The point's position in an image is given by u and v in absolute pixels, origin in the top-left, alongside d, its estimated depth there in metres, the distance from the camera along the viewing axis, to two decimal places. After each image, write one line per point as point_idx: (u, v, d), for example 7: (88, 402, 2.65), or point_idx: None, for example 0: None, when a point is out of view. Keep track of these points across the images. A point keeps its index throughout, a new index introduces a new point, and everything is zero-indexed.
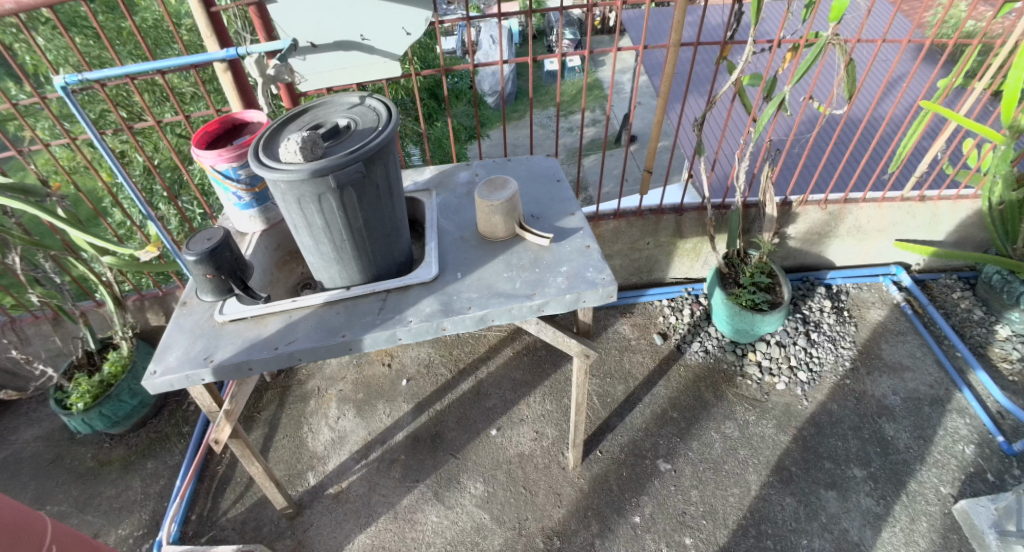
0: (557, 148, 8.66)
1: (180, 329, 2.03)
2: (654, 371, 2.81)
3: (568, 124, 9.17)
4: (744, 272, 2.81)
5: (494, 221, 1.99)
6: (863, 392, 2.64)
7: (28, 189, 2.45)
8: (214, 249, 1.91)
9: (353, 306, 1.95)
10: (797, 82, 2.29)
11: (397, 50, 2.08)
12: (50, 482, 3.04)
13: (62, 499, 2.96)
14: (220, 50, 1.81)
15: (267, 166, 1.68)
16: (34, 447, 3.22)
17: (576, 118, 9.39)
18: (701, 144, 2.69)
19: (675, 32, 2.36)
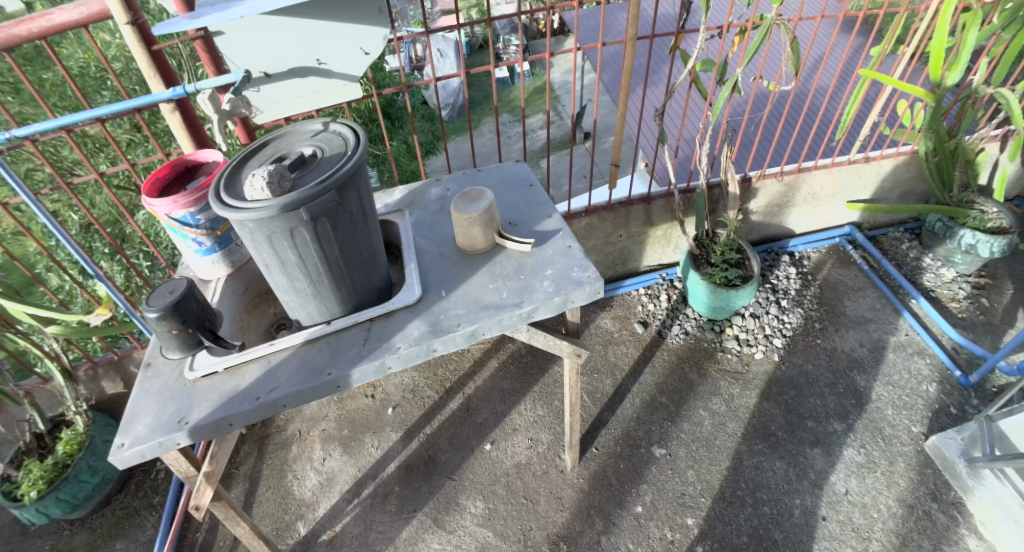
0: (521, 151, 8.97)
1: (146, 394, 1.88)
2: (638, 360, 2.87)
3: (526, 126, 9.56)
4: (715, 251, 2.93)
5: (473, 233, 2.06)
6: (833, 348, 2.80)
7: None
8: (177, 300, 1.83)
9: (336, 340, 1.89)
10: (747, 64, 2.58)
11: (356, 72, 2.27)
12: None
13: None
14: (165, 90, 1.98)
15: (233, 206, 1.67)
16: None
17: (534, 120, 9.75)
18: (664, 132, 2.80)
19: (632, 28, 2.48)
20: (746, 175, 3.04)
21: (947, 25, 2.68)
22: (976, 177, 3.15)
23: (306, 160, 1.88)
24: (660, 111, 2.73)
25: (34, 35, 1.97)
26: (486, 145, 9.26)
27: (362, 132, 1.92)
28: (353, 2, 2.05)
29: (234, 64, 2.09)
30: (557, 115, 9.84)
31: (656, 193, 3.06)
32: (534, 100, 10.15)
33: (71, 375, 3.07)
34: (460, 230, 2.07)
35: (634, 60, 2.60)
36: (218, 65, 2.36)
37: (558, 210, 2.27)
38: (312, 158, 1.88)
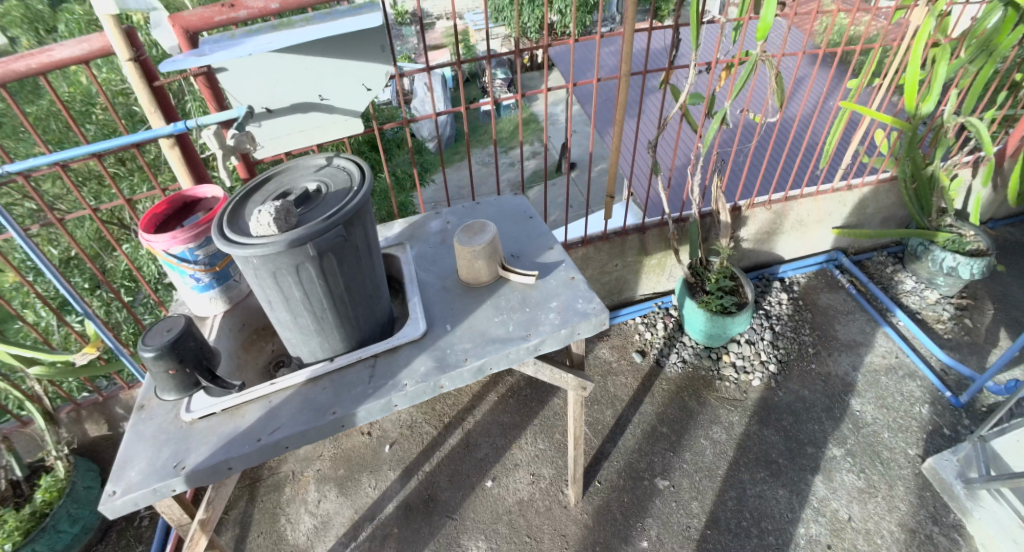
0: (500, 183, 9.35)
1: (140, 438, 1.82)
2: (638, 390, 2.88)
3: (508, 158, 9.92)
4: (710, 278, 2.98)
5: (477, 265, 2.08)
6: (828, 372, 2.83)
7: None
8: (175, 337, 1.82)
9: (340, 378, 1.86)
10: (735, 97, 2.65)
11: (358, 107, 2.31)
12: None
13: None
14: (166, 125, 2.04)
15: (238, 241, 1.65)
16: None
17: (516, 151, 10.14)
18: (658, 163, 2.87)
19: (625, 63, 2.57)
20: (737, 204, 3.11)
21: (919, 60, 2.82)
22: (952, 203, 3.23)
23: (311, 195, 1.88)
24: (653, 142, 2.80)
25: (32, 71, 1.95)
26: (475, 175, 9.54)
27: (367, 168, 1.93)
28: (358, 41, 2.10)
29: (236, 100, 2.12)
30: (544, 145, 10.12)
31: (651, 222, 3.11)
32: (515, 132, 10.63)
33: (52, 419, 2.96)
34: (463, 262, 2.09)
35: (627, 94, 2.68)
36: (219, 100, 2.35)
37: (559, 242, 2.30)
38: (316, 193, 1.88)
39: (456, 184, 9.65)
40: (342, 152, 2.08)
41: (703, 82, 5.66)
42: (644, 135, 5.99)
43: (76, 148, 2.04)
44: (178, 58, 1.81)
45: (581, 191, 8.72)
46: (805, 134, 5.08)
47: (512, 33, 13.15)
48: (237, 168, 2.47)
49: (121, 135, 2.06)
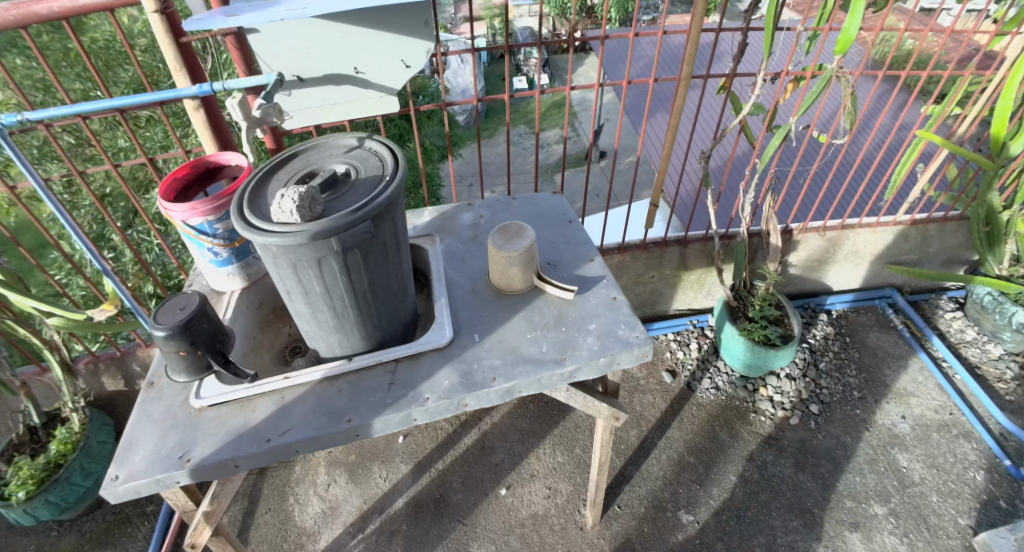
0: (534, 164, 9.28)
1: (147, 419, 1.75)
2: (666, 413, 2.73)
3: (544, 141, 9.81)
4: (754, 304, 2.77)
5: (510, 272, 1.93)
6: (873, 420, 2.61)
7: None
8: (188, 318, 1.74)
9: (357, 381, 1.75)
10: (802, 113, 2.35)
11: (395, 85, 2.12)
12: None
13: None
14: (191, 85, 1.85)
15: (257, 227, 1.52)
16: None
17: (551, 134, 10.00)
18: (709, 175, 2.62)
19: (686, 65, 2.32)
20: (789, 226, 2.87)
21: (1014, 91, 2.49)
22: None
23: (338, 179, 1.74)
24: (706, 153, 2.56)
25: (55, 15, 1.83)
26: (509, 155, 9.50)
27: (400, 155, 1.78)
28: (397, 12, 1.91)
29: (266, 64, 1.96)
30: (577, 130, 9.92)
31: (694, 236, 2.91)
32: (551, 114, 10.48)
33: (66, 373, 2.94)
34: (495, 267, 1.95)
35: (685, 99, 2.43)
36: (250, 64, 2.24)
37: (600, 254, 2.12)
38: (344, 177, 1.73)
39: (484, 161, 9.50)
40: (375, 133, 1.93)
41: (767, 94, 5.31)
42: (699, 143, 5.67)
43: (99, 101, 1.90)
44: (204, 16, 1.67)
45: (607, 182, 8.58)
46: (867, 158, 4.78)
47: (553, 11, 12.81)
48: (265, 138, 2.33)
49: (147, 91, 1.89)
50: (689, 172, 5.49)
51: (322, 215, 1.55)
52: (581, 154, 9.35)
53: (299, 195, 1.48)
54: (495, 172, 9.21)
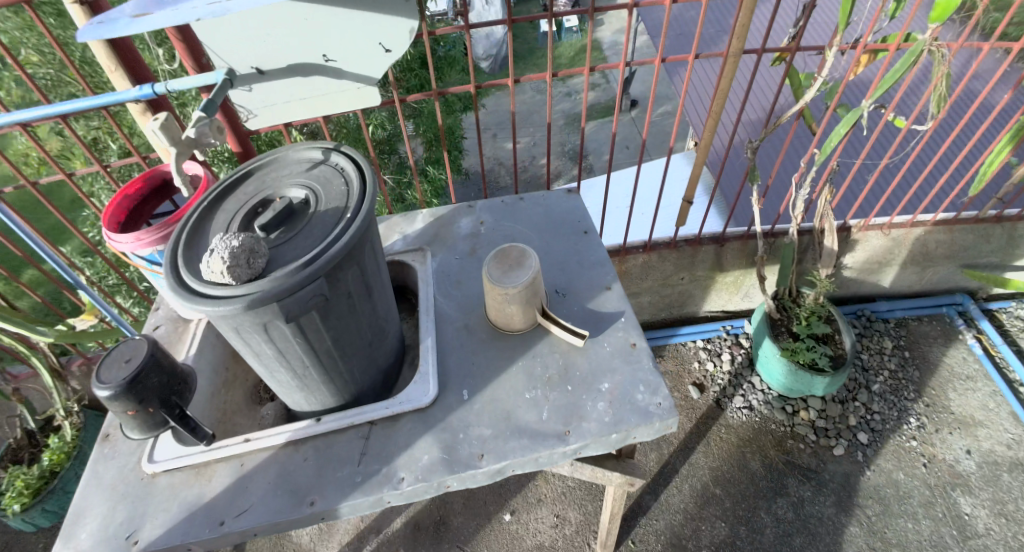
0: (556, 115, 8.73)
1: (98, 484, 1.56)
2: (691, 434, 2.45)
3: (566, 89, 9.18)
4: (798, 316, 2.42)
5: (508, 311, 1.60)
6: (932, 454, 2.28)
7: None
8: (133, 374, 1.49)
9: (325, 448, 1.50)
10: (879, 95, 1.91)
11: (375, 74, 1.71)
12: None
13: None
14: (131, 88, 1.49)
15: (186, 288, 1.22)
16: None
17: (575, 81, 9.34)
18: (756, 168, 2.19)
19: (736, 39, 1.84)
20: (846, 224, 2.47)
21: None
22: None
23: (295, 211, 1.42)
24: (754, 142, 2.11)
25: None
26: (530, 104, 8.95)
27: (368, 177, 1.42)
28: None
29: (215, 56, 1.59)
30: (604, 77, 9.22)
31: (732, 233, 2.52)
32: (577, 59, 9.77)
33: (59, 376, 2.84)
34: (491, 304, 1.62)
35: (732, 79, 1.97)
36: (197, 59, 1.72)
37: (618, 282, 1.76)
38: (301, 209, 1.40)
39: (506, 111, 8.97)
40: (343, 142, 1.56)
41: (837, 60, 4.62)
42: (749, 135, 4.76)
43: (37, 107, 1.58)
44: (105, 14, 1.22)
45: (635, 134, 7.99)
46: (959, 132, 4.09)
47: None
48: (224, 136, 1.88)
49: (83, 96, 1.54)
50: (733, 166, 4.61)
51: (264, 271, 1.23)
52: (608, 104, 8.71)
53: (229, 253, 1.16)
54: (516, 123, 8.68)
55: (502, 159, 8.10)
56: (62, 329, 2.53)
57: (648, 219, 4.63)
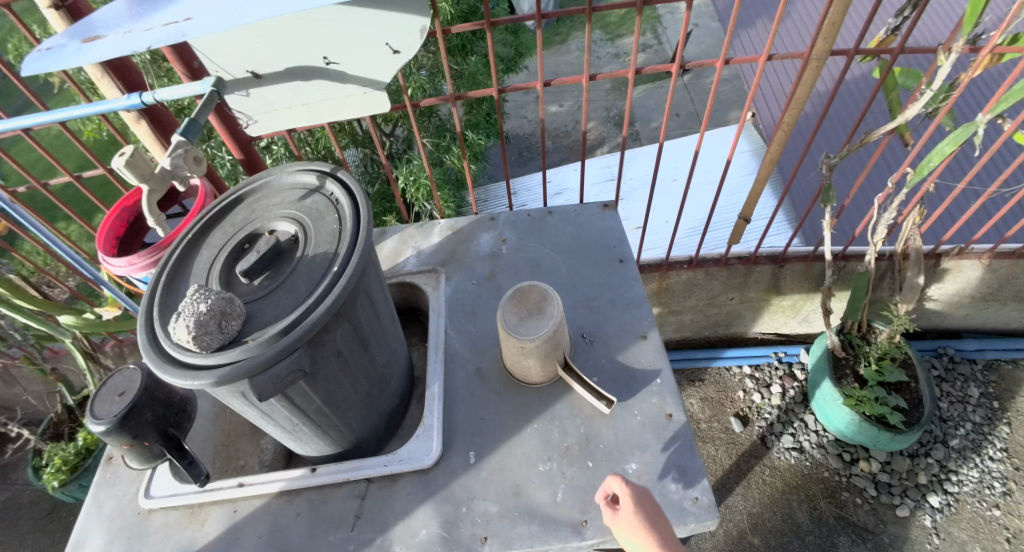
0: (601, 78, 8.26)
1: (98, 514, 1.51)
2: (730, 472, 2.31)
3: (614, 49, 8.65)
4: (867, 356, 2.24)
5: (525, 363, 1.40)
6: (1018, 528, 2.09)
7: None
8: (127, 407, 1.38)
9: (319, 504, 1.38)
10: (996, 108, 1.55)
11: (383, 78, 1.45)
12: (46, 539, 2.90)
13: None
14: (118, 97, 1.24)
15: (156, 348, 1.10)
16: (32, 491, 3.06)
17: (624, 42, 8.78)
18: (831, 188, 1.88)
19: (822, 39, 1.58)
20: (936, 251, 2.19)
21: None
22: None
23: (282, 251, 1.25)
24: (831, 157, 1.79)
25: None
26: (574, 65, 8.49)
27: (363, 216, 1.22)
28: None
29: (206, 60, 1.39)
30: (656, 37, 8.61)
31: (795, 253, 2.32)
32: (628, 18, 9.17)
33: (99, 353, 2.78)
34: (505, 352, 1.42)
35: (813, 87, 1.73)
36: (187, 63, 1.50)
37: (655, 332, 1.53)
38: (288, 251, 1.24)
39: (549, 70, 8.51)
40: (341, 166, 1.37)
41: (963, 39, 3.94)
42: (829, 146, 3.66)
43: (33, 114, 1.36)
44: (63, 34, 1.00)
45: (687, 102, 7.44)
46: None
47: None
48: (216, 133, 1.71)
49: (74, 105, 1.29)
50: (804, 184, 3.68)
51: (238, 335, 1.08)
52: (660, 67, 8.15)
53: (195, 320, 1.02)
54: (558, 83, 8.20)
55: (539, 122, 7.73)
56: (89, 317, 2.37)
57: (711, 190, 4.30)
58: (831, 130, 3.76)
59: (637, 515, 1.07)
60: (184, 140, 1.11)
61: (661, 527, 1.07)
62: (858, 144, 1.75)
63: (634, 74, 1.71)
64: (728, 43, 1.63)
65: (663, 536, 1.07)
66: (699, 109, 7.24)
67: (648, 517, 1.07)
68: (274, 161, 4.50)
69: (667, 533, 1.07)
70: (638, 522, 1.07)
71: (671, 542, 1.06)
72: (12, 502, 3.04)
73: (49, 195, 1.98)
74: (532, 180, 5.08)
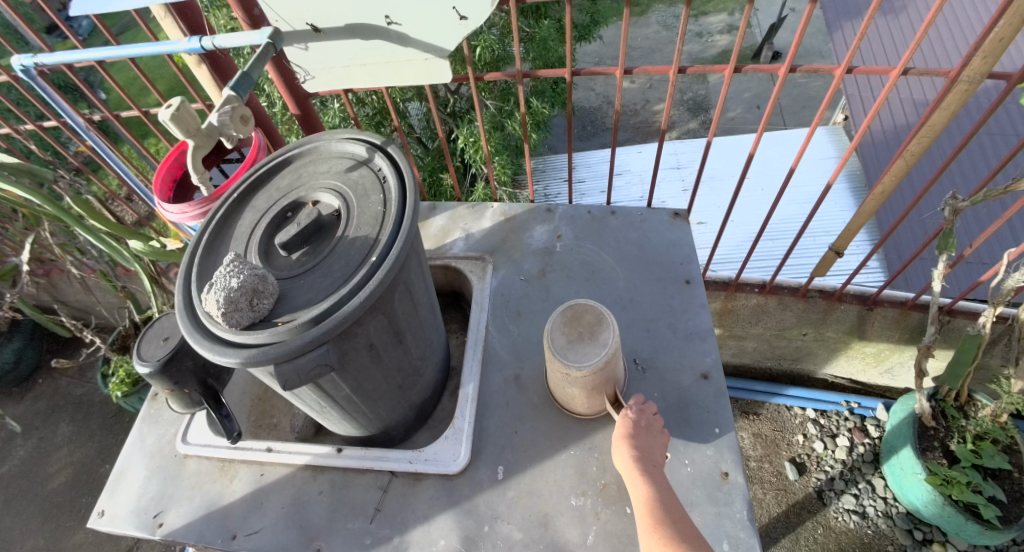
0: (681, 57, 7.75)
1: (142, 447, 1.57)
2: (777, 521, 2.17)
3: (700, 27, 8.07)
4: (962, 431, 1.97)
5: (568, 390, 1.27)
6: None
7: (33, 171, 2.02)
8: (170, 353, 1.39)
9: (341, 486, 1.35)
10: None
11: (448, 45, 1.32)
12: (111, 437, 3.15)
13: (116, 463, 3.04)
14: (179, 40, 1.26)
15: (192, 314, 1.09)
16: (103, 392, 3.34)
17: (711, 20, 8.17)
18: (953, 234, 1.54)
19: (981, 56, 1.27)
20: None
21: None
22: None
23: (323, 228, 1.18)
24: (959, 199, 1.46)
25: None
26: (655, 40, 8.00)
27: (409, 200, 1.13)
28: None
29: (267, 9, 1.32)
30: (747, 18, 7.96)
31: (889, 296, 2.03)
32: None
33: (163, 278, 2.89)
34: (550, 373, 1.31)
35: (955, 114, 1.45)
36: (247, 11, 1.42)
37: (719, 374, 1.37)
38: (329, 228, 1.17)
39: (627, 42, 8.01)
40: (393, 140, 1.27)
41: None
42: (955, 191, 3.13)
43: (104, 48, 1.40)
44: None
45: (774, 93, 6.87)
46: None
47: None
48: (272, 81, 1.62)
49: (141, 42, 1.31)
50: (916, 228, 3.23)
51: (268, 314, 1.03)
52: (750, 52, 7.54)
53: (225, 296, 0.97)
54: (634, 56, 7.71)
55: (609, 96, 7.34)
56: (154, 245, 2.35)
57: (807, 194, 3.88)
58: (959, 172, 3.22)
59: (621, 426, 1.15)
60: (232, 96, 1.14)
61: (640, 441, 1.12)
62: (1000, 188, 1.42)
63: (731, 72, 1.48)
64: (856, 49, 1.34)
65: (641, 449, 1.11)
66: (788, 103, 6.67)
67: (631, 430, 1.14)
68: (340, 107, 4.50)
69: (646, 447, 1.11)
70: (619, 432, 1.14)
71: (646, 453, 1.10)
72: (85, 398, 3.32)
73: (121, 127, 2.04)
74: (595, 156, 4.81)
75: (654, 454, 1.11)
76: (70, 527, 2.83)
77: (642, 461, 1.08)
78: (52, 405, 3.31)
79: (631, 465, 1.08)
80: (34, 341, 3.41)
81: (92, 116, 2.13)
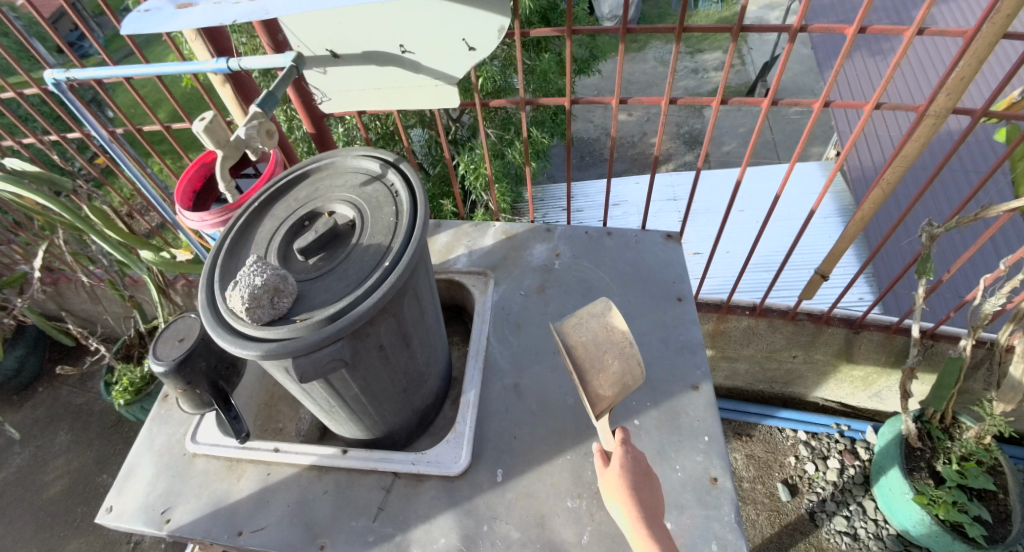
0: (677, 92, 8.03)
1: (150, 446, 1.62)
2: (770, 542, 2.19)
3: (696, 64, 8.37)
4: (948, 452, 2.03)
5: (606, 361, 1.11)
6: None
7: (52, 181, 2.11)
8: (185, 353, 1.46)
9: (346, 486, 1.40)
10: None
11: (456, 73, 1.44)
12: (109, 447, 3.17)
13: (115, 473, 3.05)
14: (208, 61, 1.35)
15: (214, 312, 1.16)
16: (103, 402, 3.36)
17: (707, 57, 8.48)
18: (931, 259, 1.63)
19: (944, 93, 1.39)
20: None
21: None
22: None
23: (339, 236, 1.27)
24: (934, 226, 1.56)
25: None
26: (652, 75, 8.29)
27: (420, 213, 1.22)
28: None
29: (292, 36, 1.44)
30: (741, 57, 8.29)
31: (874, 320, 2.11)
32: (714, 35, 8.87)
33: (170, 288, 2.97)
34: (593, 335, 1.12)
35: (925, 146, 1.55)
36: (272, 36, 1.54)
37: (708, 385, 1.44)
38: (344, 237, 1.25)
39: (626, 77, 8.30)
40: (405, 157, 1.37)
41: None
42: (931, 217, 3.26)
43: (136, 66, 1.49)
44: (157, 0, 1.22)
45: (768, 128, 7.10)
46: None
47: None
48: (291, 100, 1.73)
49: (173, 61, 1.41)
50: (895, 251, 3.34)
51: (287, 312, 1.11)
52: (744, 89, 7.81)
53: (249, 293, 1.05)
54: (633, 90, 7.97)
55: (607, 128, 7.56)
56: (165, 256, 2.42)
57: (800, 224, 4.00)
58: (935, 199, 3.36)
59: (622, 475, 1.08)
60: (258, 112, 1.22)
61: (643, 495, 1.06)
62: (972, 215, 1.52)
63: (717, 104, 1.60)
64: (832, 85, 1.46)
65: (645, 506, 1.05)
66: (782, 138, 6.89)
67: (633, 483, 1.08)
68: (347, 130, 4.66)
69: (650, 504, 1.06)
70: (623, 484, 1.07)
71: (651, 513, 1.04)
72: (84, 408, 3.35)
73: (142, 140, 2.13)
74: (593, 186, 4.96)
75: (655, 512, 1.05)
76: (64, 537, 2.82)
77: (651, 523, 1.02)
78: (51, 414, 3.33)
79: (642, 531, 1.01)
80: (36, 349, 3.46)
81: (115, 130, 2.23)
